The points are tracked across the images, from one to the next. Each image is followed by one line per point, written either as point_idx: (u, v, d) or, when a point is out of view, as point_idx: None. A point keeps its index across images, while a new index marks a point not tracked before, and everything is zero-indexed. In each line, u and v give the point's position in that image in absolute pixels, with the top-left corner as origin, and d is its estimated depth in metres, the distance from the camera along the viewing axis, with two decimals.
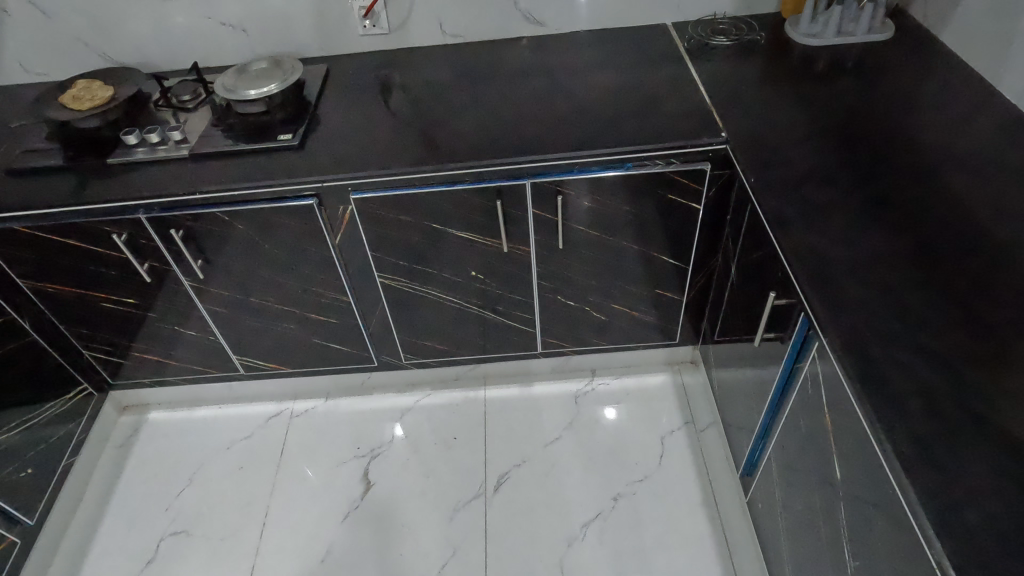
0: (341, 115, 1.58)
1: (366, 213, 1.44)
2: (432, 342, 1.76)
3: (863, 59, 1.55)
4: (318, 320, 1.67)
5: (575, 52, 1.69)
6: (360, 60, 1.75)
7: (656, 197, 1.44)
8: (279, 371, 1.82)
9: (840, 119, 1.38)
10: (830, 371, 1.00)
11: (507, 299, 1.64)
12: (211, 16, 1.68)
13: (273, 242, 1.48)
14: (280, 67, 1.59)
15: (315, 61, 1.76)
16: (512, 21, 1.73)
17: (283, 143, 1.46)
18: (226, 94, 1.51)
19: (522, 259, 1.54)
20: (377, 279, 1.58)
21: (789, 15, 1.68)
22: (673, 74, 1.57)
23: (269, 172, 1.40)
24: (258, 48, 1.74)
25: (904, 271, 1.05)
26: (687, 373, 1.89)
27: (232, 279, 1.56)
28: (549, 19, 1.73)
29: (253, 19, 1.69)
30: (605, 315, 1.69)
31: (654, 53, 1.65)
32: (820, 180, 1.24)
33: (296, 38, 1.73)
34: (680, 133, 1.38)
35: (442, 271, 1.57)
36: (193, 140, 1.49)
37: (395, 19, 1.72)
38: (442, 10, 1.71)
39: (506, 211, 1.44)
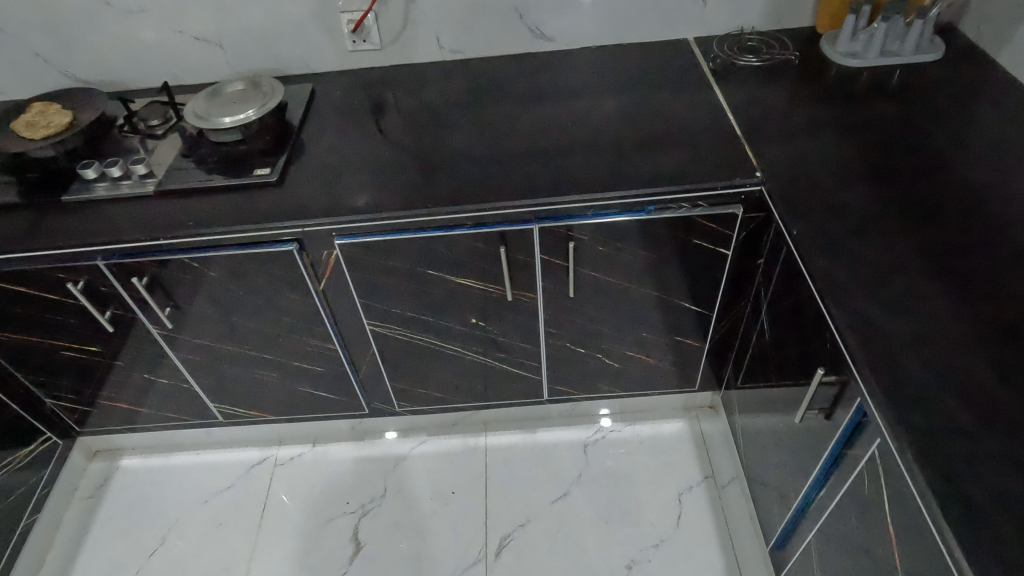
0: (326, 144, 1.41)
1: (352, 258, 1.27)
2: (428, 390, 1.60)
3: (910, 82, 1.38)
4: (303, 368, 1.52)
5: (587, 71, 1.53)
6: (350, 80, 1.59)
7: (680, 242, 1.27)
8: (262, 418, 1.67)
9: (889, 155, 1.21)
10: (896, 475, 0.85)
11: (510, 347, 1.49)
12: (184, 30, 1.52)
13: (250, 289, 1.32)
14: (258, 89, 1.42)
15: (299, 80, 1.59)
16: (517, 35, 1.56)
17: (260, 179, 1.30)
18: (199, 123, 1.34)
19: (527, 306, 1.38)
20: (367, 327, 1.43)
21: (824, 31, 1.52)
22: (696, 98, 1.40)
23: (243, 214, 1.24)
24: (236, 65, 1.58)
25: (980, 351, 0.88)
26: (705, 420, 1.74)
27: (206, 327, 1.40)
28: (558, 34, 1.56)
29: (230, 33, 1.52)
30: (618, 362, 1.54)
31: (675, 74, 1.48)
32: (871, 231, 1.07)
33: (277, 54, 1.57)
34: (708, 172, 1.21)
35: (438, 319, 1.41)
36: (160, 174, 1.33)
37: (387, 33, 1.54)
38: (439, 23, 1.53)
39: (510, 258, 1.28)
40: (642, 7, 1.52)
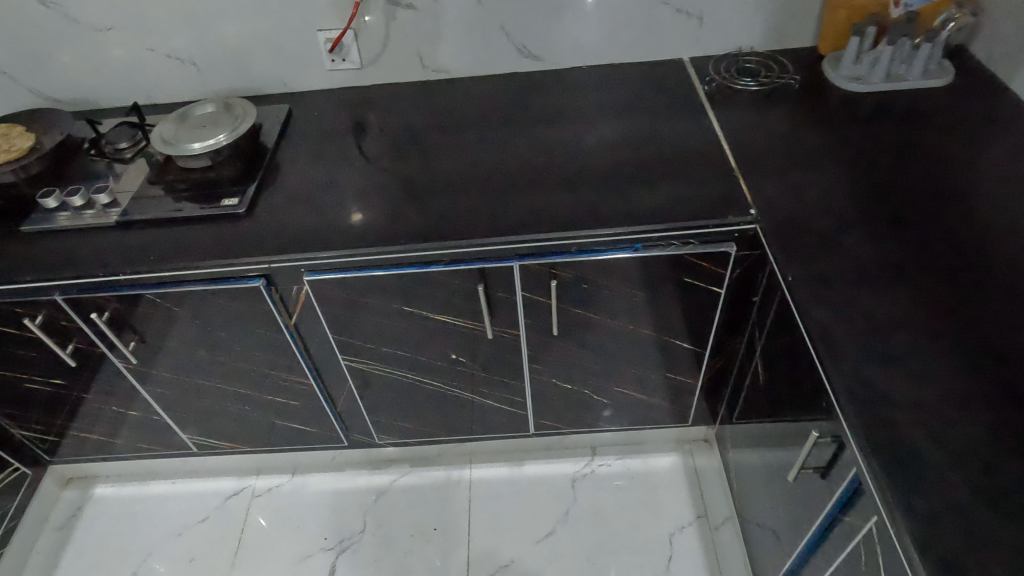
0: (300, 170, 1.35)
1: (323, 295, 1.21)
2: (409, 424, 1.54)
3: (916, 109, 1.30)
4: (277, 402, 1.45)
5: (576, 92, 1.46)
6: (329, 100, 1.52)
7: (670, 280, 1.20)
8: (237, 449, 1.61)
9: (894, 190, 1.13)
10: (895, 557, 0.77)
11: (493, 382, 1.42)
12: (156, 48, 1.45)
13: (217, 324, 1.26)
14: (230, 111, 1.36)
15: (277, 100, 1.53)
16: (504, 54, 1.49)
17: (227, 209, 1.23)
18: (168, 150, 1.26)
19: (510, 342, 1.32)
20: (343, 362, 1.36)
21: (827, 52, 1.45)
22: (690, 124, 1.33)
23: (207, 248, 1.17)
24: (211, 84, 1.51)
25: (992, 422, 0.80)
26: (699, 455, 1.66)
27: (174, 361, 1.34)
28: (547, 53, 1.49)
29: (204, 51, 1.46)
30: (606, 398, 1.47)
31: (668, 97, 1.41)
32: (874, 278, 0.99)
33: (253, 73, 1.50)
34: (700, 207, 1.13)
35: (416, 354, 1.34)
36: (124, 203, 1.26)
37: (367, 52, 1.47)
38: (422, 42, 1.46)
39: (490, 294, 1.21)
40: (635, 25, 1.45)
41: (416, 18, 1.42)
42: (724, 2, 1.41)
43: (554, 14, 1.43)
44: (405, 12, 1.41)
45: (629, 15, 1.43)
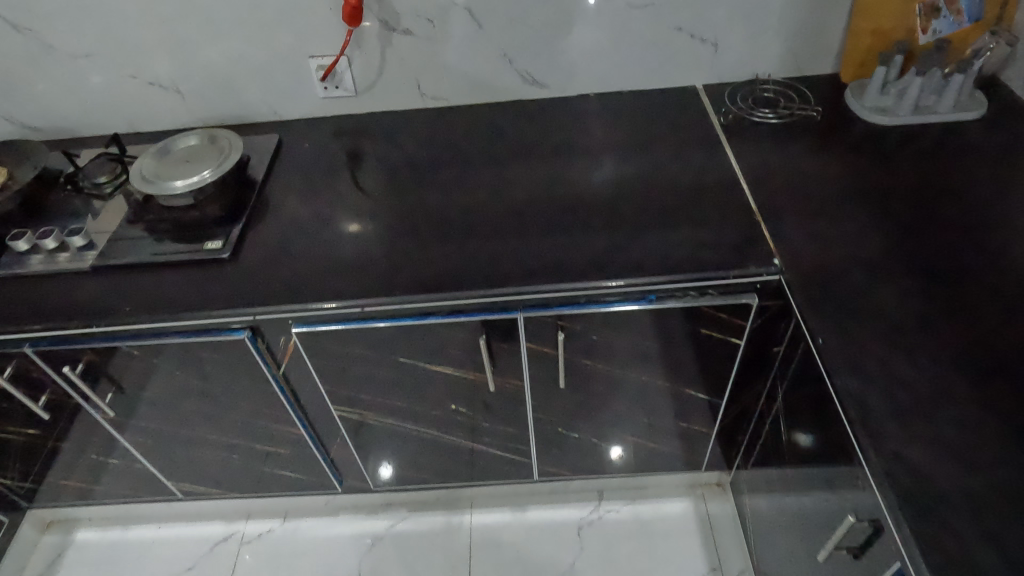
0: (290, 207, 1.26)
1: (312, 347, 1.12)
2: (406, 471, 1.46)
3: (947, 144, 1.22)
4: (266, 451, 1.37)
5: (583, 122, 1.38)
6: (322, 129, 1.44)
7: (685, 330, 1.12)
8: (226, 495, 1.52)
9: (928, 237, 1.05)
10: None
11: (495, 431, 1.34)
12: (137, 75, 1.37)
13: (200, 375, 1.18)
14: (214, 144, 1.28)
15: (266, 129, 1.45)
16: (507, 82, 1.41)
17: (209, 253, 1.15)
18: (150, 190, 1.18)
19: (513, 392, 1.24)
20: (335, 412, 1.28)
21: (849, 79, 1.37)
22: (704, 159, 1.24)
23: (186, 297, 1.09)
24: (197, 112, 1.43)
25: None
26: (712, 500, 1.58)
27: (155, 411, 1.26)
28: (553, 80, 1.41)
29: (189, 78, 1.38)
30: (615, 445, 1.39)
31: (681, 128, 1.32)
32: (915, 343, 0.90)
33: (242, 101, 1.42)
34: (718, 255, 1.05)
35: (413, 405, 1.26)
36: (100, 245, 1.18)
37: (362, 79, 1.39)
38: (420, 68, 1.38)
39: (492, 345, 1.13)
40: (645, 52, 1.37)
41: (413, 44, 1.34)
42: (741, 28, 1.33)
43: (560, 41, 1.35)
44: (402, 38, 1.33)
45: (639, 41, 1.35)
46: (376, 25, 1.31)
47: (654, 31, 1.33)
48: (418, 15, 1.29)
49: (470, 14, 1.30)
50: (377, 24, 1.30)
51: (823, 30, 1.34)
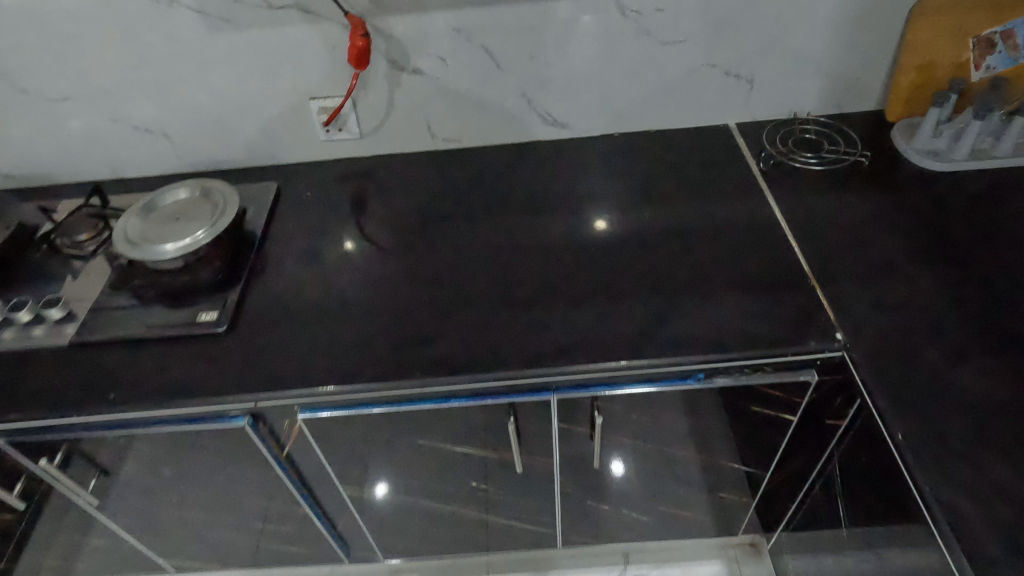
0: (291, 267, 1.15)
1: (320, 431, 1.01)
2: (419, 542, 1.35)
3: (1008, 193, 1.12)
4: (267, 528, 1.26)
5: (609, 166, 1.27)
6: (324, 174, 1.33)
7: (734, 407, 1.01)
8: (222, 569, 1.40)
9: (1003, 305, 0.95)
10: None
11: (518, 504, 1.23)
12: (121, 119, 1.25)
13: (195, 460, 1.06)
14: (205, 199, 1.17)
15: (263, 174, 1.33)
16: (525, 122, 1.30)
17: (202, 326, 1.03)
18: (138, 255, 1.05)
19: (540, 468, 1.13)
20: (344, 490, 1.17)
21: (894, 118, 1.27)
22: (746, 210, 1.14)
23: (177, 380, 0.97)
24: (187, 156, 1.32)
25: None
26: (746, 563, 1.48)
27: (144, 494, 1.14)
28: (574, 119, 1.30)
29: (177, 121, 1.26)
30: (647, 515, 1.28)
31: (717, 174, 1.22)
32: (1011, 445, 0.79)
33: (236, 144, 1.31)
34: (774, 328, 0.94)
35: (431, 482, 1.16)
36: (81, 316, 1.06)
37: (368, 121, 1.28)
38: (431, 109, 1.27)
39: (520, 425, 1.02)
40: (675, 90, 1.26)
41: (424, 84, 1.23)
42: (779, 64, 1.23)
43: (584, 79, 1.24)
44: (412, 77, 1.21)
45: (669, 79, 1.25)
46: (384, 64, 1.19)
47: (686, 68, 1.23)
48: (430, 54, 1.18)
49: (487, 53, 1.19)
50: (385, 63, 1.19)
51: (867, 65, 1.24)
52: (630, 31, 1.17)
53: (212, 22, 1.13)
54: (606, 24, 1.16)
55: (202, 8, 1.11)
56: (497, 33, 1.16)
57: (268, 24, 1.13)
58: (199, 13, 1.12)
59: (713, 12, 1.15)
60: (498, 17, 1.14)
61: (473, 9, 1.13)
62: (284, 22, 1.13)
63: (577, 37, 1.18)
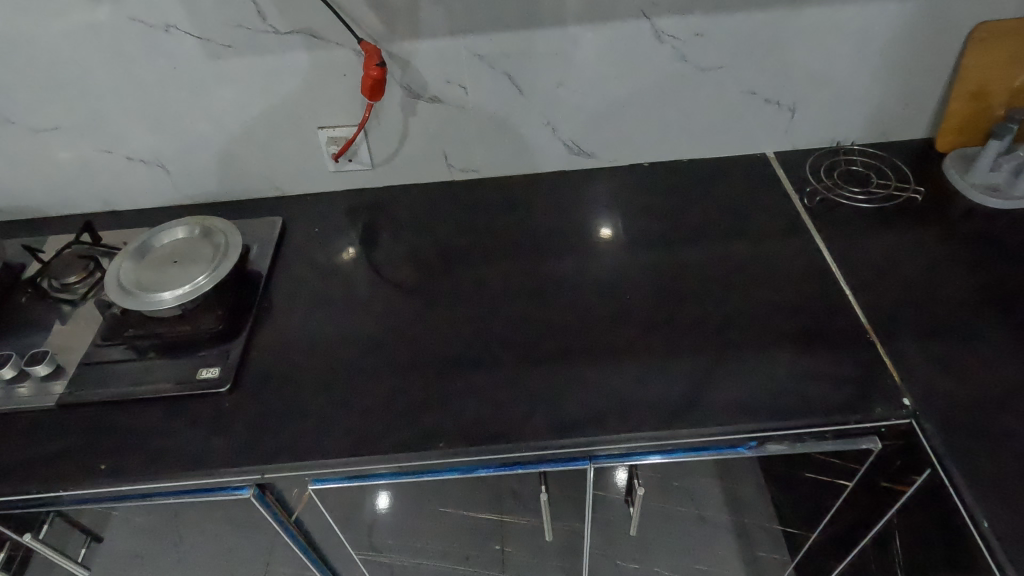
0: (298, 313, 1.06)
1: (332, 500, 0.92)
2: None
3: None
4: None
5: (638, 201, 1.19)
6: (333, 207, 1.24)
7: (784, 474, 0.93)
8: None
9: None
10: None
11: (542, 565, 1.14)
12: (114, 149, 1.16)
13: (194, 529, 0.97)
14: (206, 237, 1.08)
15: (267, 207, 1.24)
16: (549, 152, 1.21)
17: (202, 385, 0.94)
18: (135, 306, 0.97)
19: (568, 533, 1.04)
20: (355, 555, 1.08)
21: (945, 148, 1.18)
22: (793, 252, 1.05)
23: (174, 448, 0.88)
24: (185, 188, 1.23)
25: None
26: None
27: (138, 562, 1.05)
28: (602, 149, 1.21)
29: (174, 152, 1.17)
30: None
31: (757, 210, 1.14)
32: None
33: (238, 176, 1.22)
34: (835, 391, 0.85)
35: (449, 546, 1.07)
36: (69, 372, 0.97)
37: (380, 151, 1.19)
38: (449, 138, 1.18)
39: (551, 493, 0.93)
40: (712, 118, 1.17)
41: (442, 112, 1.14)
42: (824, 91, 1.14)
43: (614, 107, 1.15)
44: (428, 105, 1.13)
45: (705, 107, 1.16)
46: (399, 92, 1.11)
47: (724, 96, 1.14)
48: (449, 81, 1.09)
49: (510, 79, 1.10)
50: (400, 90, 1.10)
51: (917, 93, 1.16)
52: (666, 57, 1.08)
53: (213, 48, 1.04)
54: (640, 50, 1.07)
55: (202, 33, 1.02)
56: (521, 59, 1.07)
57: (275, 50, 1.04)
58: (199, 39, 1.02)
59: (756, 37, 1.07)
60: (524, 42, 1.05)
61: (497, 33, 1.04)
62: (291, 48, 1.04)
63: (609, 63, 1.09)
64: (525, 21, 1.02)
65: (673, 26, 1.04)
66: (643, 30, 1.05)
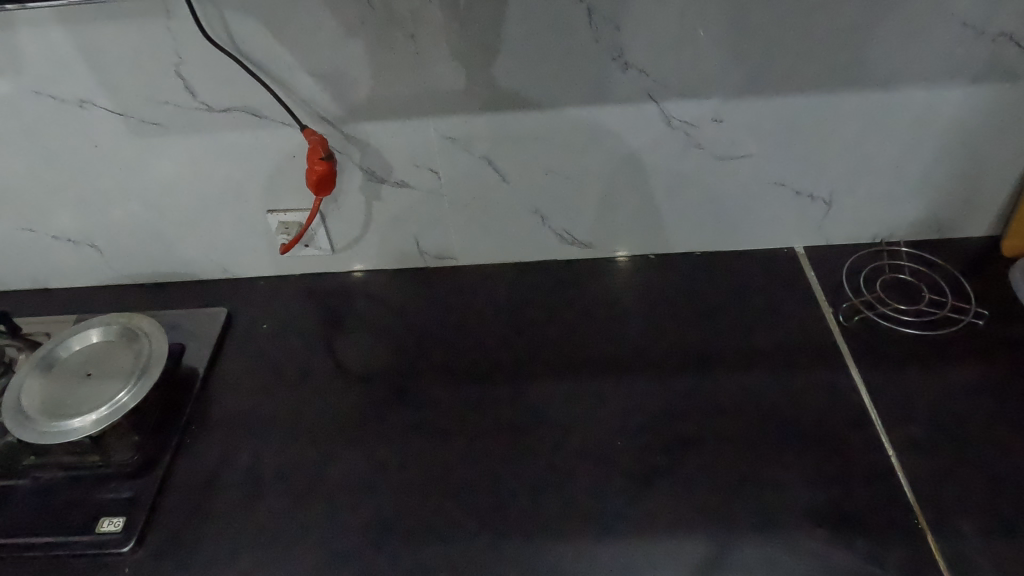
0: (228, 437, 0.89)
1: None
2: None
3: None
4: None
5: (638, 302, 1.01)
6: (286, 295, 1.07)
7: None
8: None
9: None
10: None
11: None
12: (36, 228, 1.02)
13: None
14: (129, 343, 0.93)
15: (213, 292, 1.08)
16: (537, 241, 1.04)
17: (100, 544, 0.78)
18: (39, 441, 0.81)
19: None
20: None
21: (1010, 253, 0.99)
22: (823, 387, 0.86)
23: None
24: (121, 269, 1.08)
25: None
26: None
27: None
28: (599, 239, 1.04)
29: (105, 232, 1.02)
30: None
31: (780, 325, 0.95)
32: None
33: (178, 257, 1.06)
34: None
35: None
36: None
37: (341, 235, 1.03)
38: (420, 224, 1.01)
39: None
40: (729, 210, 0.99)
41: (410, 197, 0.97)
42: (866, 184, 0.96)
43: (613, 196, 0.97)
44: (394, 190, 0.96)
45: (722, 199, 0.98)
46: (359, 175, 0.94)
47: (745, 187, 0.96)
48: (417, 164, 0.93)
49: (490, 164, 0.93)
50: (359, 173, 0.94)
51: (979, 188, 0.96)
52: (677, 144, 0.90)
53: (138, 126, 0.88)
54: (645, 135, 0.90)
55: (123, 109, 0.86)
56: (504, 143, 0.90)
57: (211, 129, 0.89)
58: (120, 116, 0.87)
59: (784, 123, 0.89)
60: (506, 124, 0.88)
61: (473, 114, 0.87)
62: (230, 127, 0.88)
63: (607, 148, 0.91)
64: (507, 102, 0.86)
65: (686, 110, 0.87)
66: (649, 113, 0.87)
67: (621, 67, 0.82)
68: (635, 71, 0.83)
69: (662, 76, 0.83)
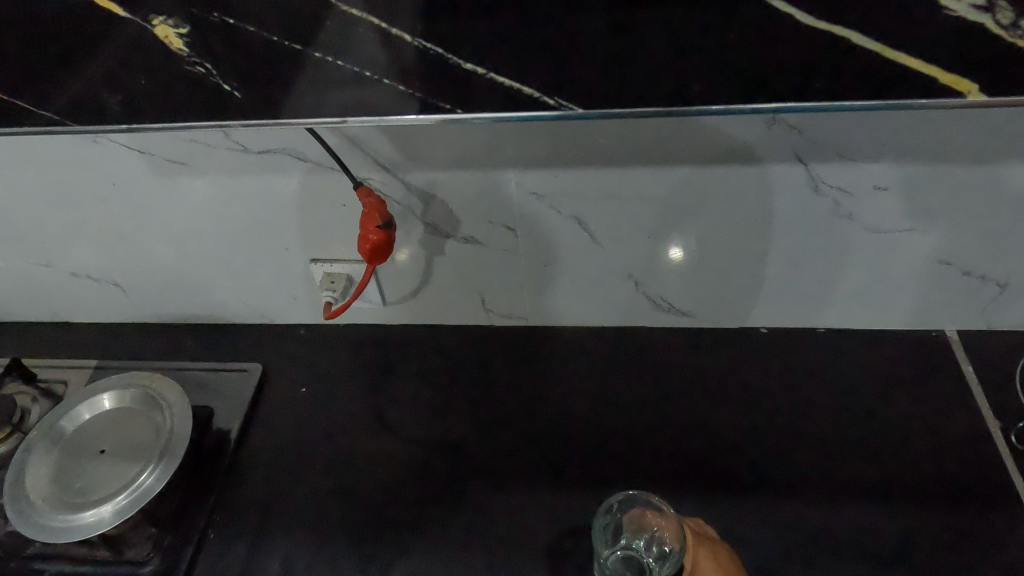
0: (254, 528, 0.76)
1: None
2: None
3: None
4: None
5: (746, 387, 0.83)
6: (330, 349, 0.93)
7: None
8: None
9: None
10: None
11: None
12: (52, 264, 0.89)
13: None
14: (148, 415, 0.80)
15: (247, 341, 0.95)
16: (627, 306, 0.87)
17: None
18: (49, 540, 0.69)
19: None
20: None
21: None
22: (993, 529, 0.68)
23: None
24: (147, 309, 0.95)
25: None
26: None
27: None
28: (703, 309, 0.86)
29: (128, 270, 0.89)
30: None
31: (929, 434, 0.77)
32: None
33: (210, 299, 0.93)
34: None
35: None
36: None
37: (395, 288, 0.88)
38: (488, 282, 0.85)
39: None
40: (871, 285, 0.80)
41: (480, 255, 0.81)
42: None
43: (729, 267, 0.79)
44: (461, 246, 0.80)
45: (865, 274, 0.79)
46: (420, 229, 0.78)
47: (897, 262, 0.77)
48: (492, 221, 0.76)
49: (582, 225, 0.76)
50: (421, 227, 0.78)
51: None
52: (821, 211, 0.72)
53: (161, 165, 0.75)
54: (781, 202, 0.71)
55: (144, 146, 0.73)
56: (602, 203, 0.73)
57: (247, 171, 0.74)
58: (141, 153, 0.74)
59: (964, 197, 0.69)
60: (609, 183, 0.71)
61: (568, 169, 0.70)
62: (270, 169, 0.73)
63: (731, 215, 0.73)
64: (611, 155, 0.68)
65: (841, 175, 0.68)
66: (792, 176, 0.69)
67: (766, 122, 0.64)
68: (784, 127, 0.64)
69: (816, 133, 0.65)
